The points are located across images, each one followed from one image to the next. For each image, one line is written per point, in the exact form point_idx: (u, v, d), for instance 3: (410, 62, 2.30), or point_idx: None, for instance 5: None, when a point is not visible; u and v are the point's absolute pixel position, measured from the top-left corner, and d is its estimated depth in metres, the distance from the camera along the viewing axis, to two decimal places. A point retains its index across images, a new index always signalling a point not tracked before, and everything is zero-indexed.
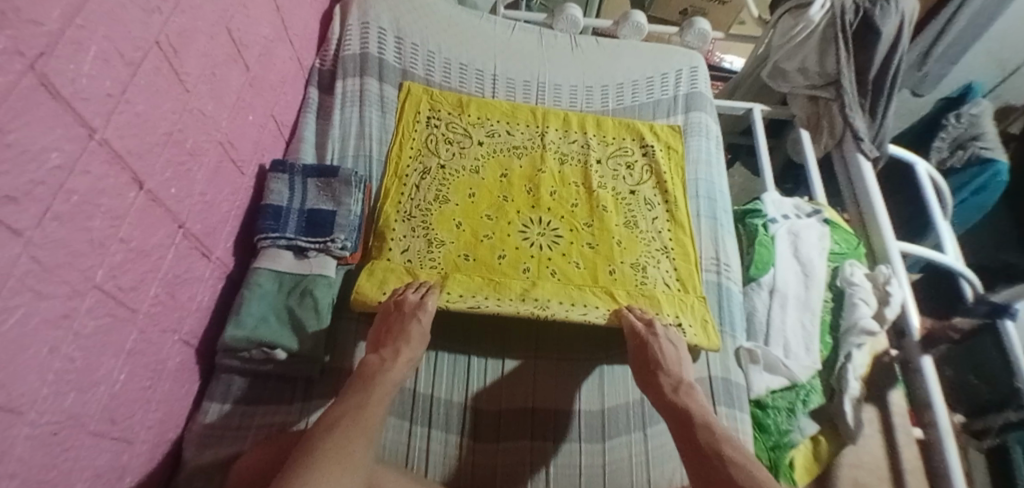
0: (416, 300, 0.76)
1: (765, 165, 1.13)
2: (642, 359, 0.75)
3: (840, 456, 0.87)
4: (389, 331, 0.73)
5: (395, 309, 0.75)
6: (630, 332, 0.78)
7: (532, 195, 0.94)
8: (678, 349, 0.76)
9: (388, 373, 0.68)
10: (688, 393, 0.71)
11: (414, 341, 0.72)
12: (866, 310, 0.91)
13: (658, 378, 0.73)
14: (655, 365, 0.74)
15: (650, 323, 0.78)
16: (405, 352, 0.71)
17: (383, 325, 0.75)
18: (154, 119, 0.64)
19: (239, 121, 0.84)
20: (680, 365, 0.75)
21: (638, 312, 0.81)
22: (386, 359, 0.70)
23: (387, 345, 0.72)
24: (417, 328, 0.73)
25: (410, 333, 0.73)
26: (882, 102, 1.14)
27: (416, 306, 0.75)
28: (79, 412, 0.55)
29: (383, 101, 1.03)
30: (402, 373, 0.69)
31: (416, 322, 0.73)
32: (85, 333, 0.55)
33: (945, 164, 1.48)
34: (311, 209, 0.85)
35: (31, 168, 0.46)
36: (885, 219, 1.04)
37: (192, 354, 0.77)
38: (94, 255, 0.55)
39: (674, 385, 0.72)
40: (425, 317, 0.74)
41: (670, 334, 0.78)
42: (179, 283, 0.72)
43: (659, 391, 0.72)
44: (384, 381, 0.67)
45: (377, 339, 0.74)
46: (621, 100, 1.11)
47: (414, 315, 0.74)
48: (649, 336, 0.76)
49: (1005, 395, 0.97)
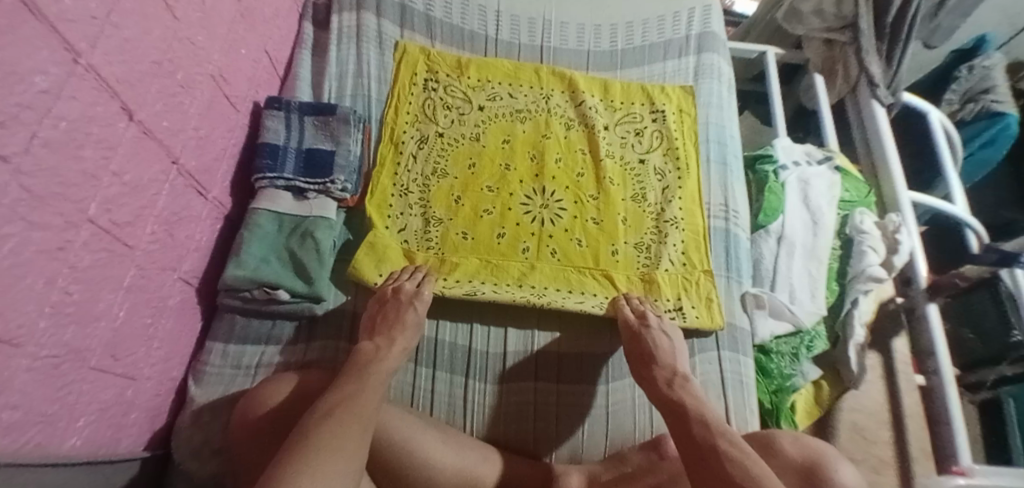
0: (412, 290, 0.72)
1: (778, 113, 1.09)
2: (636, 352, 0.72)
3: (840, 401, 0.89)
4: (384, 320, 0.69)
5: (389, 298, 0.71)
6: (623, 327, 0.75)
7: (536, 164, 0.91)
8: (674, 342, 0.73)
9: (383, 361, 0.62)
10: (684, 386, 0.65)
11: (409, 330, 0.68)
12: (874, 258, 0.90)
13: (651, 371, 0.69)
14: (649, 359, 0.70)
15: (644, 315, 0.75)
16: (400, 341, 0.67)
17: (376, 317, 0.70)
18: (142, 46, 0.60)
19: (231, 54, 0.80)
20: (675, 357, 0.70)
21: (635, 303, 0.77)
22: (381, 346, 0.65)
23: (382, 332, 0.67)
24: (413, 318, 0.69)
25: (406, 323, 0.69)
26: (898, 48, 1.08)
27: (414, 295, 0.71)
28: (81, 347, 0.54)
29: (380, 38, 0.99)
30: (396, 362, 0.64)
31: (412, 312, 0.70)
32: (82, 267, 0.54)
33: (957, 117, 1.45)
34: (309, 149, 0.83)
35: (19, 89, 0.43)
36: (897, 168, 1.02)
37: (193, 294, 0.76)
38: (87, 186, 0.53)
39: (669, 378, 0.67)
40: (422, 306, 0.71)
41: (664, 326, 0.74)
42: (176, 222, 0.70)
43: (655, 386, 0.67)
44: (378, 370, 0.61)
45: (370, 325, 0.69)
46: (630, 41, 1.06)
47: (410, 304, 0.70)
48: (642, 330, 0.73)
49: (1000, 350, 0.98)
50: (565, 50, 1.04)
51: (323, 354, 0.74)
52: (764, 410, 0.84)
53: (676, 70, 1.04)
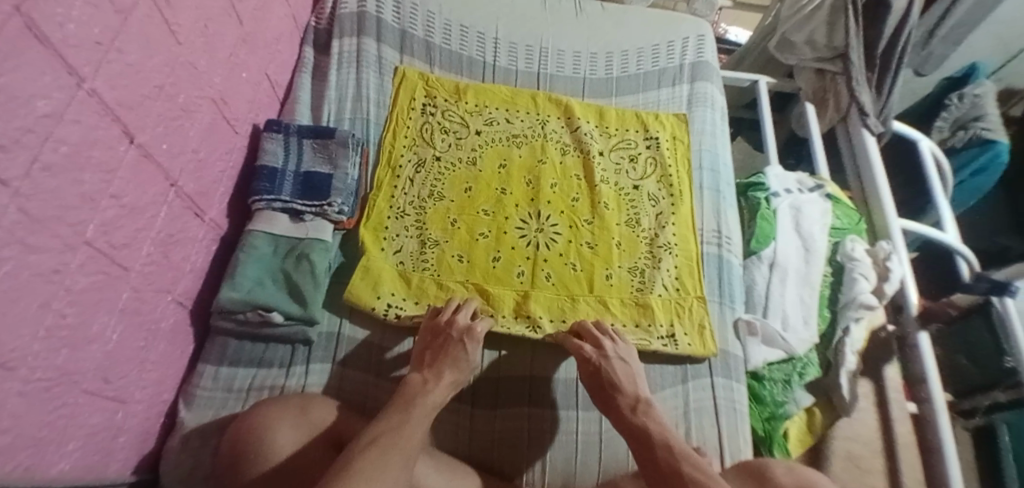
0: (464, 324, 0.72)
1: (769, 140, 1.11)
2: (596, 383, 0.71)
3: (833, 429, 0.88)
4: (434, 354, 0.69)
5: (441, 330, 0.72)
6: (580, 359, 0.73)
7: (532, 188, 0.92)
8: (633, 367, 0.72)
9: (428, 395, 0.63)
10: (647, 412, 0.66)
11: (459, 366, 0.68)
12: (865, 285, 0.91)
13: (614, 400, 0.68)
14: (609, 388, 0.70)
15: (599, 343, 0.74)
16: (449, 376, 0.67)
17: (427, 348, 0.71)
18: (145, 70, 0.61)
19: (232, 78, 0.81)
20: (635, 382, 0.70)
21: (587, 331, 0.75)
22: (428, 380, 0.65)
23: (431, 365, 0.68)
24: (463, 355, 0.69)
25: (456, 359, 0.69)
26: (888, 79, 1.12)
27: (466, 331, 0.71)
28: (73, 370, 0.54)
29: (380, 63, 1.00)
30: (442, 396, 0.64)
31: (462, 349, 0.70)
32: (77, 289, 0.54)
33: (947, 144, 1.46)
34: (307, 172, 0.84)
35: (21, 114, 0.43)
36: (887, 195, 1.04)
37: (186, 315, 0.75)
38: (84, 209, 0.54)
39: (632, 404, 0.67)
40: (471, 344, 0.71)
41: (620, 349, 0.74)
42: (173, 243, 0.70)
43: (619, 414, 0.67)
44: (424, 404, 0.62)
45: (419, 358, 0.70)
46: (625, 68, 1.08)
47: (460, 340, 0.70)
48: (600, 361, 0.72)
49: (995, 376, 0.97)
50: (561, 76, 1.06)
51: (319, 379, 0.73)
52: (758, 438, 0.85)
53: (670, 98, 1.06)
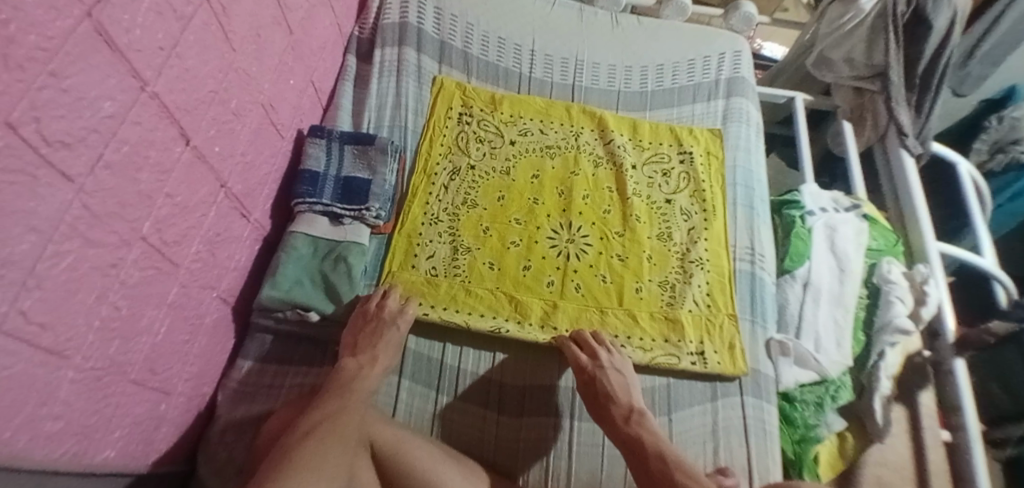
0: (394, 309, 0.76)
1: (805, 158, 1.09)
2: (591, 393, 0.73)
3: (865, 454, 0.85)
4: (365, 336, 0.72)
5: (372, 315, 0.74)
6: (577, 368, 0.74)
7: (564, 199, 0.93)
8: (627, 377, 0.74)
9: (364, 380, 0.68)
10: (641, 422, 0.69)
11: (390, 348, 0.72)
12: (901, 308, 0.89)
13: (609, 410, 0.71)
14: (604, 400, 0.72)
15: (595, 354, 0.74)
16: (382, 359, 0.71)
17: (359, 332, 0.73)
18: (201, 76, 0.64)
19: (280, 84, 0.84)
20: (628, 392, 0.73)
21: (584, 341, 0.76)
22: (362, 364, 0.69)
23: (362, 349, 0.71)
24: (394, 336, 0.73)
25: (389, 341, 0.72)
26: (928, 99, 1.10)
27: (397, 313, 0.75)
28: (122, 361, 0.56)
29: (419, 72, 1.02)
30: (377, 379, 0.69)
31: (393, 331, 0.73)
32: (130, 283, 0.56)
33: (985, 167, 1.44)
34: (346, 176, 0.86)
35: (87, 114, 0.46)
36: (926, 218, 1.01)
37: (228, 312, 0.78)
38: (141, 207, 0.56)
39: (626, 415, 0.70)
40: (403, 324, 0.75)
41: (615, 361, 0.75)
42: (219, 242, 0.73)
43: (613, 425, 0.70)
44: (360, 388, 0.66)
45: (352, 342, 0.72)
46: (660, 82, 1.08)
47: (392, 324, 0.74)
48: (595, 371, 0.73)
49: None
50: (596, 89, 1.07)
51: None
52: (787, 460, 0.83)
53: (705, 113, 1.06)
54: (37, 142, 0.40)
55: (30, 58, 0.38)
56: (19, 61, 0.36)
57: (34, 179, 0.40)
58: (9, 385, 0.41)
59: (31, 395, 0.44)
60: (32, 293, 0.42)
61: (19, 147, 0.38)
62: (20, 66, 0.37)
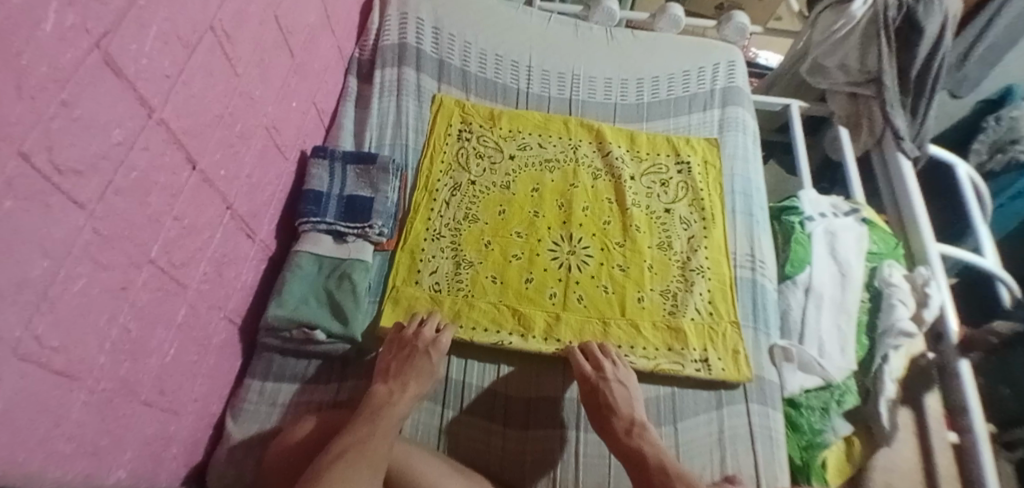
0: (429, 337, 0.75)
1: (802, 164, 1.10)
2: (593, 404, 0.73)
3: (872, 460, 0.85)
4: (400, 364, 0.72)
5: (408, 342, 0.74)
6: (580, 379, 0.75)
7: (564, 211, 0.94)
8: (630, 389, 0.74)
9: (393, 406, 0.66)
10: (642, 435, 0.70)
11: (423, 376, 0.71)
12: (904, 312, 0.89)
13: (611, 423, 0.71)
14: (606, 410, 0.72)
15: (599, 365, 0.75)
16: (413, 386, 0.70)
17: (393, 359, 0.73)
18: (207, 101, 0.66)
19: (284, 106, 0.86)
20: (632, 405, 0.73)
21: (589, 352, 0.77)
22: (393, 391, 0.68)
23: (396, 375, 0.71)
24: (427, 366, 0.72)
25: (421, 369, 0.72)
26: (923, 102, 1.12)
27: (431, 343, 0.74)
28: (132, 381, 0.57)
29: (419, 91, 1.04)
30: (407, 407, 0.68)
31: (428, 361, 0.72)
32: (140, 304, 0.57)
33: (985, 167, 1.45)
34: (350, 195, 0.87)
35: (97, 142, 0.47)
36: (925, 221, 1.02)
37: (235, 332, 0.78)
38: (149, 230, 0.57)
39: (627, 428, 0.71)
40: (436, 354, 0.74)
41: (620, 373, 0.75)
42: (226, 262, 0.74)
43: (614, 437, 0.70)
44: (390, 414, 0.65)
45: (385, 367, 0.72)
46: (656, 93, 1.10)
47: (426, 351, 0.73)
48: (598, 382, 0.73)
49: None
50: (593, 102, 1.09)
51: (355, 394, 0.75)
52: (795, 467, 0.83)
53: (701, 122, 1.07)
54: (49, 170, 0.41)
55: (42, 89, 0.39)
56: (31, 92, 0.38)
57: (46, 206, 0.42)
58: (24, 407, 0.42)
59: (44, 417, 0.45)
60: (45, 317, 0.43)
61: (32, 176, 0.39)
62: (32, 97, 0.38)
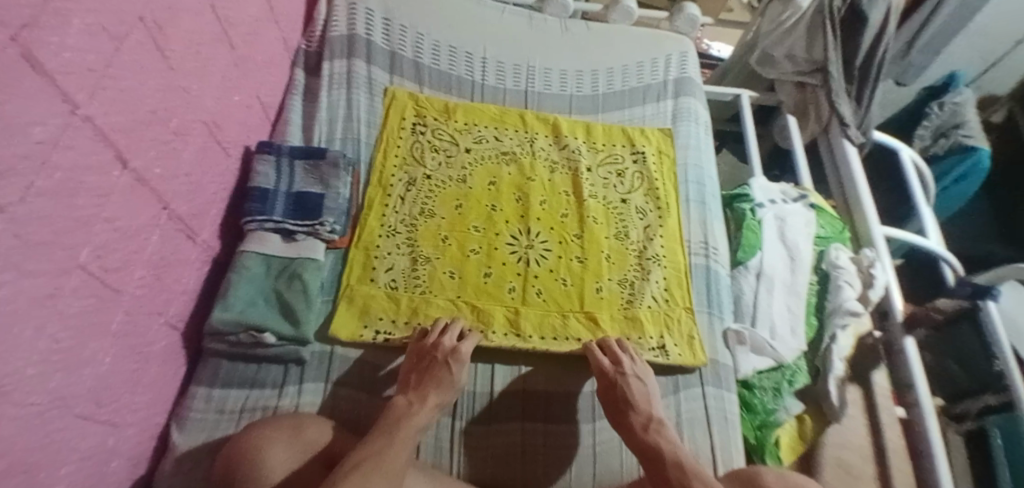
0: (450, 346, 0.73)
1: (754, 152, 1.13)
2: (611, 399, 0.73)
3: (824, 435, 0.88)
4: (420, 376, 0.71)
5: (427, 352, 0.73)
6: (598, 373, 0.75)
7: (521, 205, 0.94)
8: (649, 386, 0.74)
9: (414, 418, 0.65)
10: (659, 431, 0.68)
11: (443, 387, 0.69)
12: (851, 293, 0.93)
13: (628, 418, 0.70)
14: (624, 405, 0.72)
15: (619, 361, 0.76)
16: (433, 398, 0.68)
17: (413, 370, 0.72)
18: (138, 96, 0.62)
19: (225, 102, 0.83)
20: (650, 402, 0.72)
21: (608, 348, 0.78)
22: (413, 402, 0.67)
23: (416, 388, 0.69)
24: (448, 377, 0.70)
25: (441, 380, 0.70)
26: (867, 91, 1.15)
27: (450, 353, 0.72)
28: (65, 394, 0.54)
29: (370, 84, 1.02)
30: (428, 417, 0.66)
31: (448, 371, 0.71)
32: (70, 313, 0.54)
33: (929, 152, 1.51)
34: (299, 192, 0.84)
35: (17, 141, 0.44)
36: (869, 204, 1.05)
37: (178, 338, 0.75)
38: (78, 234, 0.54)
39: (644, 423, 0.69)
40: (457, 367, 0.72)
41: (638, 369, 0.75)
42: (165, 266, 0.71)
43: (631, 432, 0.69)
44: (410, 425, 0.63)
45: (405, 380, 0.71)
46: (611, 85, 1.10)
47: (446, 363, 0.71)
48: (617, 377, 0.74)
49: (984, 382, 0.99)
50: (549, 94, 1.08)
51: (312, 398, 0.73)
52: (750, 446, 0.85)
53: (655, 113, 1.09)
54: None
55: None
56: None
57: None
58: None
59: None
60: None
61: None
62: None
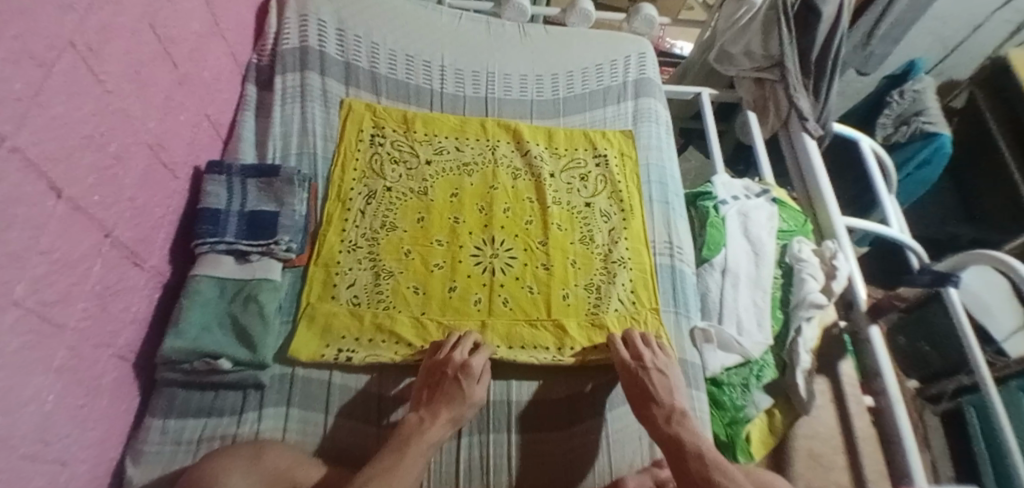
0: (461, 361, 0.73)
1: (716, 149, 1.14)
2: (634, 391, 0.74)
3: (794, 428, 0.89)
4: (432, 393, 0.71)
5: (441, 367, 0.73)
6: (620, 366, 0.77)
7: (484, 214, 0.93)
8: (671, 378, 0.75)
9: (424, 434, 0.65)
10: (681, 423, 0.69)
11: (455, 403, 0.69)
12: (814, 284, 0.94)
13: (651, 410, 0.72)
14: (646, 397, 0.73)
15: (640, 355, 0.77)
16: (444, 414, 0.68)
17: (426, 386, 0.73)
18: (73, 122, 0.60)
19: (169, 122, 0.80)
20: (671, 393, 0.73)
21: (629, 342, 0.79)
22: (424, 418, 0.68)
23: (428, 405, 0.70)
24: (459, 394, 0.70)
25: (452, 396, 0.70)
26: (824, 83, 1.17)
27: (461, 369, 0.72)
28: (7, 436, 0.52)
29: (325, 96, 1.00)
30: (439, 434, 0.66)
31: (459, 388, 0.71)
32: (7, 352, 0.51)
33: (891, 140, 1.53)
34: (252, 211, 0.83)
35: None
36: (830, 197, 1.07)
37: (129, 368, 0.73)
38: (11, 268, 0.52)
39: (667, 415, 0.71)
40: (467, 384, 0.71)
41: (660, 362, 0.77)
42: (110, 295, 0.68)
43: (654, 424, 0.71)
44: (419, 443, 0.64)
45: (418, 399, 0.72)
46: (571, 88, 1.10)
47: (456, 379, 0.71)
48: (639, 369, 0.75)
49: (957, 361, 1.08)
50: (509, 100, 1.08)
51: (274, 424, 0.71)
52: (721, 443, 0.85)
53: (616, 115, 1.09)
54: None
55: None
56: None
57: None
58: None
59: None
60: None
61: None
62: None
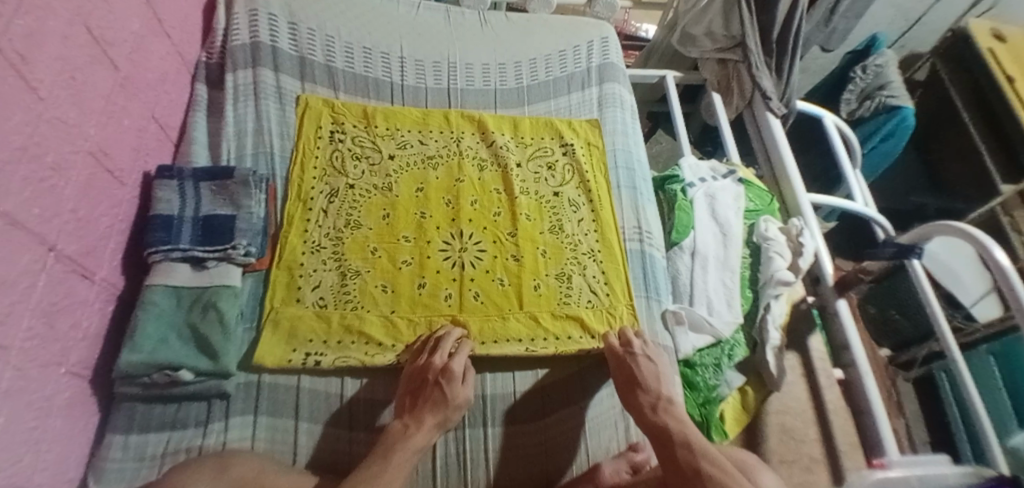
0: (441, 364, 0.72)
1: (682, 131, 1.14)
2: (622, 379, 0.75)
3: (766, 404, 0.91)
4: (414, 399, 0.71)
5: (423, 373, 0.72)
6: (609, 353, 0.79)
7: (451, 208, 0.92)
8: (658, 365, 0.76)
9: (409, 440, 0.65)
10: (668, 410, 0.70)
11: (440, 408, 0.69)
12: (781, 262, 0.95)
13: (637, 397, 0.73)
14: (634, 385, 0.74)
15: (629, 343, 0.78)
16: (428, 419, 0.67)
17: (409, 393, 0.72)
18: (4, 133, 0.56)
19: (112, 127, 0.77)
20: (658, 380, 0.74)
21: (617, 334, 0.81)
22: (408, 425, 0.67)
23: (412, 410, 0.69)
24: (443, 397, 0.69)
25: (436, 402, 0.69)
26: (787, 62, 1.16)
27: (442, 373, 0.71)
28: None
29: (280, 93, 0.97)
30: (425, 439, 0.66)
31: (442, 392, 0.70)
32: None
33: (856, 115, 1.57)
34: (207, 216, 0.80)
35: None
36: (796, 175, 1.08)
37: (84, 385, 0.70)
38: None
39: (653, 403, 0.72)
40: (450, 388, 0.70)
41: (648, 349, 0.78)
42: (57, 312, 0.64)
43: (641, 413, 0.71)
44: (405, 449, 0.64)
45: (401, 405, 0.71)
46: (535, 76, 1.09)
47: (438, 384, 0.70)
48: (627, 356, 0.77)
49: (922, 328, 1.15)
50: (472, 91, 1.06)
51: (240, 434, 0.69)
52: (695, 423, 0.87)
53: (581, 102, 1.09)
54: None
55: None
56: None
57: None
58: None
59: None
60: None
61: None
62: None
